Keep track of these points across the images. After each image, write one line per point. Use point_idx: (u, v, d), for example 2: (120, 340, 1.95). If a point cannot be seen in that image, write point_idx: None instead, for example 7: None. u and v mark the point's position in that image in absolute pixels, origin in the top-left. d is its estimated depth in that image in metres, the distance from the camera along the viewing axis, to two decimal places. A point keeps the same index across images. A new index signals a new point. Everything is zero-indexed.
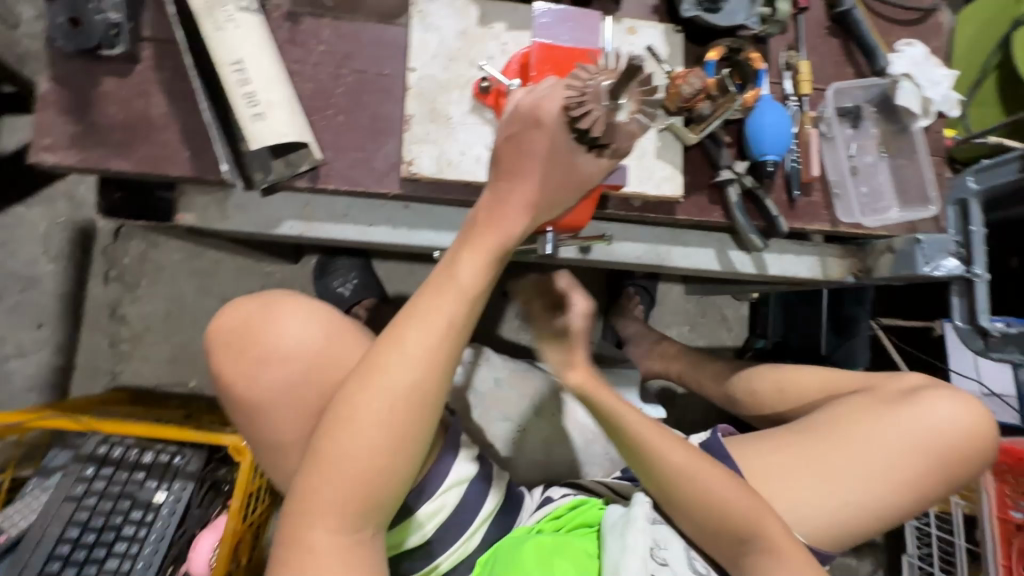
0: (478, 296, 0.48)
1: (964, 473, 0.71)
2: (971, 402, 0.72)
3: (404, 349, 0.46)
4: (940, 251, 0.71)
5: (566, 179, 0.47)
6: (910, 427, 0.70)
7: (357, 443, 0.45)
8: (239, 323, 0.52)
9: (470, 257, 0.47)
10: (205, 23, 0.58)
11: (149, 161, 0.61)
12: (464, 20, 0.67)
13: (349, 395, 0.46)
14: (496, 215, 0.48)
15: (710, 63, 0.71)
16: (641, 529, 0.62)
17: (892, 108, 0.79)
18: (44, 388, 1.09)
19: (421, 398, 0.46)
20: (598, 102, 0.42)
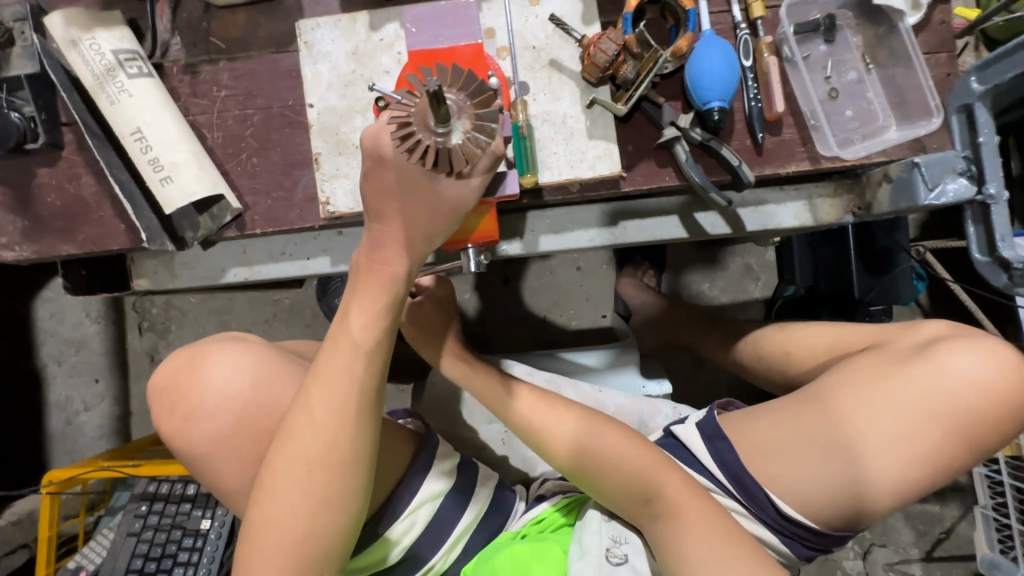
0: (375, 347, 0.48)
1: (1000, 435, 0.62)
2: (999, 349, 0.63)
3: (308, 412, 0.46)
4: (945, 171, 0.59)
5: (434, 208, 0.46)
6: (925, 388, 0.62)
7: (274, 509, 0.46)
8: (178, 383, 0.54)
9: (361, 310, 0.48)
10: (101, 99, 0.59)
11: (91, 240, 0.65)
12: (351, 39, 0.64)
13: (271, 460, 0.47)
14: (376, 261, 0.48)
15: (625, 16, 0.62)
16: (595, 531, 0.64)
17: (873, 8, 0.67)
18: (111, 433, 1.24)
19: (339, 455, 0.46)
20: (421, 133, 0.41)
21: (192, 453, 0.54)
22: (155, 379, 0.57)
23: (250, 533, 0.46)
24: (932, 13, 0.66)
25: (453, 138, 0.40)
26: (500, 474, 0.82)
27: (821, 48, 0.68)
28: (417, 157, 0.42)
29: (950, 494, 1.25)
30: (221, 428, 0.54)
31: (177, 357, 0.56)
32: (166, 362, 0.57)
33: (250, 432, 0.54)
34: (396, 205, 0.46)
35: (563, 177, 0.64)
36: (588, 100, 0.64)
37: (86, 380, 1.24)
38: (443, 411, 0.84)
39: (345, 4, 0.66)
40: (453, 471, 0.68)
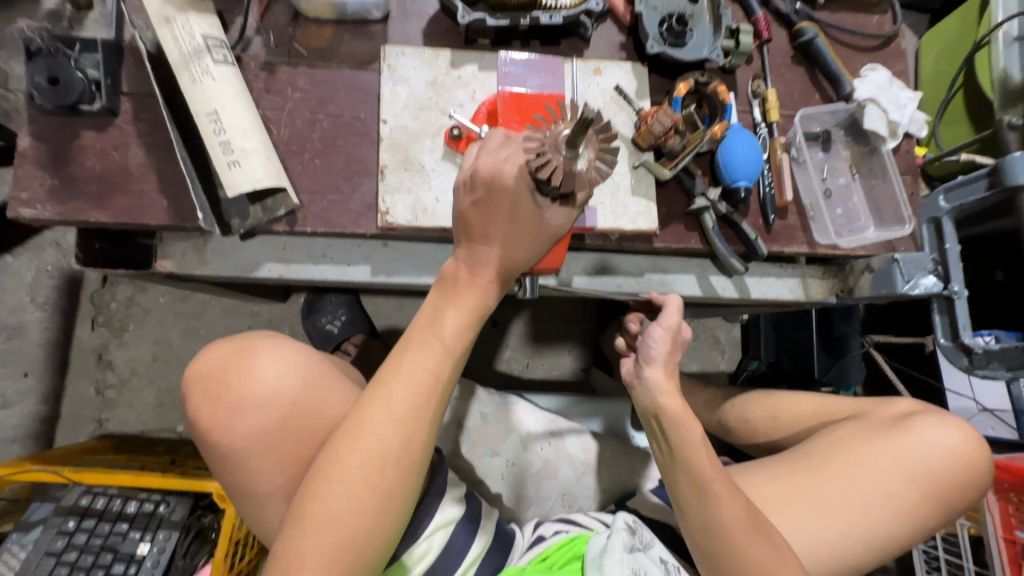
0: (460, 351, 0.50)
1: (956, 504, 0.71)
2: (962, 426, 0.73)
3: (388, 402, 0.46)
4: (918, 269, 0.71)
5: (539, 233, 0.52)
6: (905, 452, 0.70)
7: (340, 503, 0.43)
8: (227, 372, 0.52)
9: (454, 314, 0.50)
10: (182, 76, 0.60)
11: (125, 211, 0.62)
12: (432, 71, 0.69)
13: (334, 451, 0.45)
14: (473, 274, 0.52)
15: (676, 98, 0.73)
16: (618, 560, 0.60)
17: (860, 130, 0.82)
18: (28, 439, 1.08)
19: (411, 455, 0.46)
20: (556, 150, 0.47)
21: (227, 448, 0.51)
22: (194, 370, 0.54)
23: (304, 527, 0.43)
24: (902, 143, 0.82)
25: (585, 157, 0.47)
26: (497, 510, 0.78)
27: (819, 154, 0.82)
28: (545, 173, 0.47)
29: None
30: (266, 423, 0.51)
31: (224, 348, 0.54)
32: (210, 352, 0.55)
33: (296, 427, 0.52)
34: (500, 224, 0.51)
35: (606, 226, 0.70)
36: (636, 161, 0.72)
37: (11, 373, 1.09)
38: (447, 439, 0.80)
39: (427, 41, 0.72)
40: (464, 499, 0.67)
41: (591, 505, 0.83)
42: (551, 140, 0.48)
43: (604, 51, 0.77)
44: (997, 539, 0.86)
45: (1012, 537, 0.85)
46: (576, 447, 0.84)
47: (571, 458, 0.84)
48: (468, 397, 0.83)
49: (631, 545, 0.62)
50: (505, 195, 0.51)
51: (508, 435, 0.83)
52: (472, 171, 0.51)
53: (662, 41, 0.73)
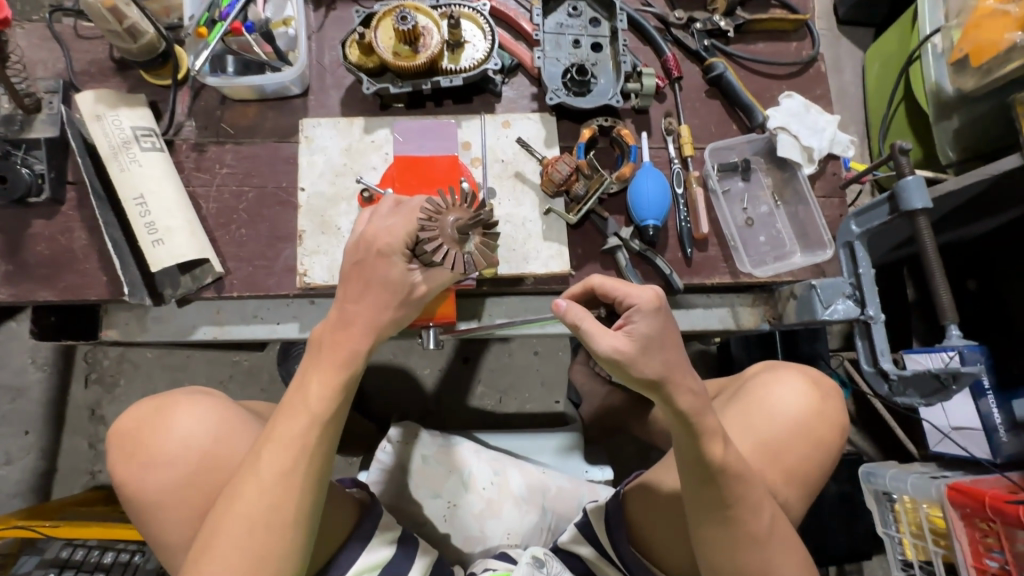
0: (329, 416, 0.54)
1: (819, 458, 0.69)
2: (809, 384, 0.70)
3: (260, 471, 0.51)
4: (836, 293, 0.70)
5: (402, 295, 0.55)
6: (748, 424, 0.67)
7: (216, 565, 0.49)
8: (141, 432, 0.59)
9: (320, 380, 0.54)
10: (112, 166, 0.66)
11: (70, 289, 0.68)
12: (347, 138, 0.74)
13: (216, 516, 0.51)
14: (339, 338, 0.54)
15: (579, 145, 0.76)
16: None
17: (779, 157, 0.83)
18: (29, 492, 1.16)
19: (281, 517, 0.51)
20: (444, 233, 0.52)
21: (141, 505, 0.57)
22: (117, 426, 0.61)
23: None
24: (825, 166, 0.82)
25: (473, 243, 0.53)
26: (440, 551, 0.81)
27: (739, 183, 0.83)
28: (431, 248, 0.51)
29: None
30: (172, 481, 0.57)
31: (142, 407, 0.60)
32: (132, 411, 0.61)
33: (199, 486, 0.57)
34: (369, 296, 0.54)
35: (519, 271, 0.73)
36: (545, 207, 0.75)
37: (14, 431, 1.18)
38: (390, 485, 0.84)
39: (344, 109, 0.77)
40: (397, 541, 0.69)
41: (537, 541, 0.84)
42: (441, 220, 0.53)
43: (516, 103, 0.81)
44: (967, 568, 0.82)
45: (982, 567, 0.80)
46: (519, 484, 0.85)
47: (514, 495, 0.84)
48: (409, 439, 0.85)
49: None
50: (379, 262, 0.54)
51: (450, 476, 0.84)
52: (355, 238, 0.55)
53: (565, 90, 0.76)
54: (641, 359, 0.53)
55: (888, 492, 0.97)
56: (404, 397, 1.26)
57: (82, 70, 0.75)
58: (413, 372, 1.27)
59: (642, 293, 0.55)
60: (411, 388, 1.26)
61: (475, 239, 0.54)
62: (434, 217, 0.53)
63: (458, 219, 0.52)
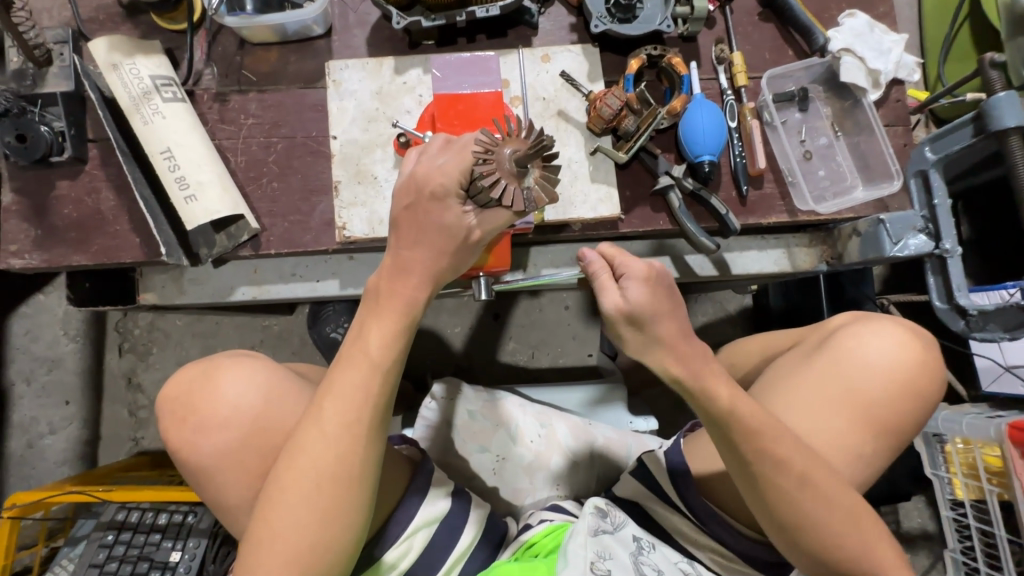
0: (389, 364, 0.52)
1: (917, 415, 0.65)
2: (907, 334, 0.66)
3: (324, 423, 0.50)
4: (907, 228, 0.66)
5: (452, 238, 0.52)
6: (838, 375, 0.64)
7: (286, 519, 0.48)
8: (192, 396, 0.57)
9: (378, 329, 0.52)
10: (135, 118, 0.62)
11: (103, 252, 0.66)
12: (377, 80, 0.69)
13: (279, 472, 0.49)
14: (398, 284, 0.53)
15: (628, 76, 0.70)
16: (581, 544, 0.63)
17: (840, 84, 0.77)
18: (75, 460, 1.18)
19: (346, 469, 0.49)
20: (502, 165, 0.47)
21: (198, 467, 0.56)
22: (165, 392, 0.59)
23: (252, 547, 0.48)
24: (889, 92, 0.76)
25: (532, 179, 0.48)
26: (491, 504, 0.80)
27: (796, 115, 0.77)
28: (488, 183, 0.47)
29: (922, 544, 1.25)
30: (229, 442, 0.56)
31: (190, 371, 0.59)
32: (179, 374, 0.59)
33: (257, 446, 0.56)
34: (425, 240, 0.52)
35: (567, 216, 0.69)
36: (592, 147, 0.70)
37: (54, 402, 1.19)
38: (437, 440, 0.82)
39: (372, 50, 0.72)
40: (450, 495, 0.68)
41: (585, 492, 0.83)
42: (497, 151, 0.48)
43: (553, 35, 0.75)
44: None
45: None
46: (566, 436, 0.84)
47: (561, 448, 0.84)
48: (453, 395, 0.85)
49: (595, 529, 0.65)
50: (433, 206, 0.51)
51: (497, 430, 0.84)
52: (405, 178, 0.52)
53: (609, 17, 0.70)
54: (630, 327, 0.54)
55: (938, 433, 0.95)
56: (437, 356, 1.25)
57: (90, 18, 0.69)
58: (443, 332, 1.25)
59: (637, 264, 0.54)
60: (443, 347, 1.25)
61: (534, 174, 0.49)
62: (490, 150, 0.48)
63: (515, 151, 0.48)
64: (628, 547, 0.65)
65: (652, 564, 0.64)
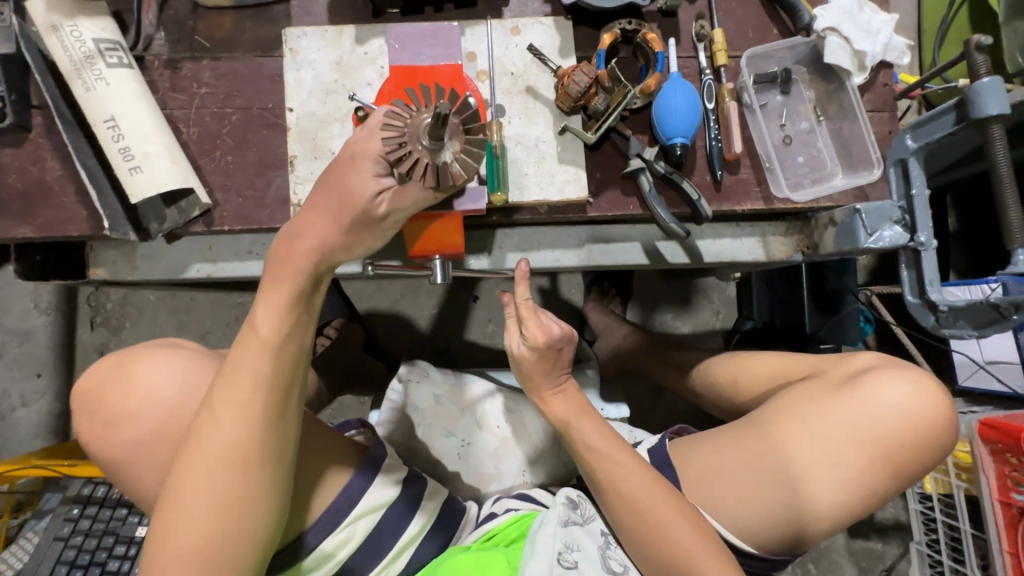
0: (282, 343, 0.52)
1: (921, 464, 0.64)
2: (925, 382, 0.65)
3: (217, 410, 0.50)
4: (883, 219, 0.64)
5: (346, 206, 0.49)
6: (853, 414, 0.64)
7: (189, 502, 0.49)
8: (98, 393, 0.55)
9: (268, 311, 0.51)
10: (76, 85, 0.59)
11: (49, 225, 0.64)
12: (336, 51, 0.66)
13: (182, 455, 0.50)
14: (283, 260, 0.51)
15: (600, 52, 0.66)
16: (551, 533, 0.62)
17: (824, 66, 0.73)
18: (48, 432, 1.18)
19: (246, 449, 0.50)
20: (415, 142, 0.43)
21: (112, 460, 0.55)
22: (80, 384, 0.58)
23: (154, 536, 0.49)
24: (876, 76, 0.72)
25: (448, 153, 0.44)
26: (453, 488, 0.80)
27: (778, 98, 0.74)
28: (399, 160, 0.44)
29: (893, 535, 1.25)
30: (142, 433, 0.54)
31: (102, 363, 0.57)
32: (95, 366, 0.57)
33: (163, 439, 0.54)
34: (311, 219, 0.50)
35: (533, 199, 0.67)
36: (560, 126, 0.67)
37: (26, 374, 1.18)
38: (400, 424, 0.82)
39: (333, 18, 0.68)
40: (402, 481, 0.67)
41: (551, 479, 0.83)
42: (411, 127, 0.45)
43: (525, 6, 0.71)
44: (992, 501, 0.82)
45: (1008, 500, 0.81)
46: (534, 424, 0.83)
47: (529, 435, 0.83)
48: (418, 378, 0.83)
49: (567, 519, 0.64)
50: (347, 167, 0.49)
51: (463, 414, 0.82)
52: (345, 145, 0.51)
53: None
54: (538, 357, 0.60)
55: None
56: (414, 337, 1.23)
57: None
58: (422, 313, 1.24)
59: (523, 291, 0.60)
60: (421, 328, 1.24)
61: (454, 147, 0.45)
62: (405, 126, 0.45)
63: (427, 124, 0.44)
64: (598, 537, 0.65)
65: (619, 559, 0.64)
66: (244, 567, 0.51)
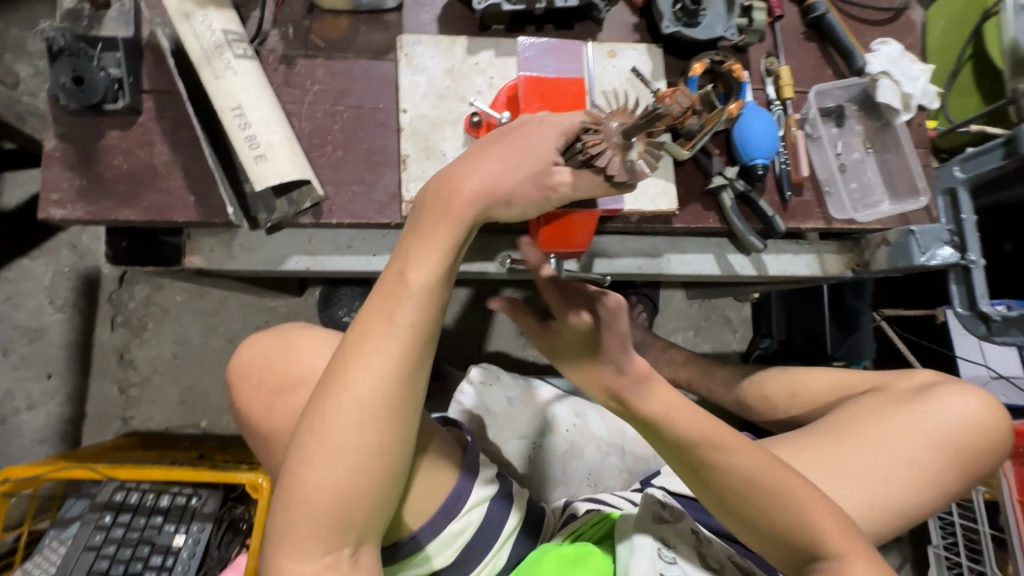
0: (431, 297, 0.49)
1: (981, 468, 0.72)
2: (983, 396, 0.73)
3: (360, 361, 0.47)
4: (935, 240, 0.72)
5: (526, 159, 0.50)
6: (926, 420, 0.71)
7: (326, 455, 0.46)
8: (266, 362, 0.60)
9: (421, 261, 0.49)
10: (205, 72, 0.60)
11: (154, 209, 0.62)
12: (449, 59, 0.69)
13: (319, 406, 0.47)
14: (442, 211, 0.50)
15: (692, 78, 0.73)
16: (648, 527, 0.64)
17: (873, 104, 0.82)
18: (55, 438, 1.10)
19: (389, 403, 0.47)
20: (609, 137, 0.46)
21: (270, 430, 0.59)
22: (240, 358, 0.62)
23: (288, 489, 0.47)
24: (914, 117, 0.82)
25: (639, 150, 0.46)
26: (525, 490, 0.80)
27: (833, 130, 0.83)
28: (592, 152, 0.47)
29: (896, 546, 1.32)
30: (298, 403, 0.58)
31: (265, 342, 0.61)
32: (256, 343, 0.62)
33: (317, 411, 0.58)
34: (481, 173, 0.50)
35: (628, 208, 0.71)
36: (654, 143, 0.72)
37: (35, 374, 1.11)
38: (472, 426, 0.82)
39: (442, 28, 0.72)
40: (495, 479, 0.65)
41: (615, 484, 0.85)
42: (606, 126, 0.48)
43: (617, 32, 0.77)
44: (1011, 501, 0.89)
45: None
46: (602, 429, 0.86)
47: (597, 441, 0.85)
48: (490, 381, 0.84)
49: (661, 515, 0.66)
50: (535, 131, 0.51)
51: (533, 417, 0.84)
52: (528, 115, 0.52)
53: (676, 21, 0.73)
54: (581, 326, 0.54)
55: None
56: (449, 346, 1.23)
57: None
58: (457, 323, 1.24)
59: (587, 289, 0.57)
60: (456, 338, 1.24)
61: (640, 148, 0.47)
62: (599, 125, 0.48)
63: (620, 125, 0.47)
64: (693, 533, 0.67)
65: (715, 555, 0.64)
66: (373, 524, 0.49)
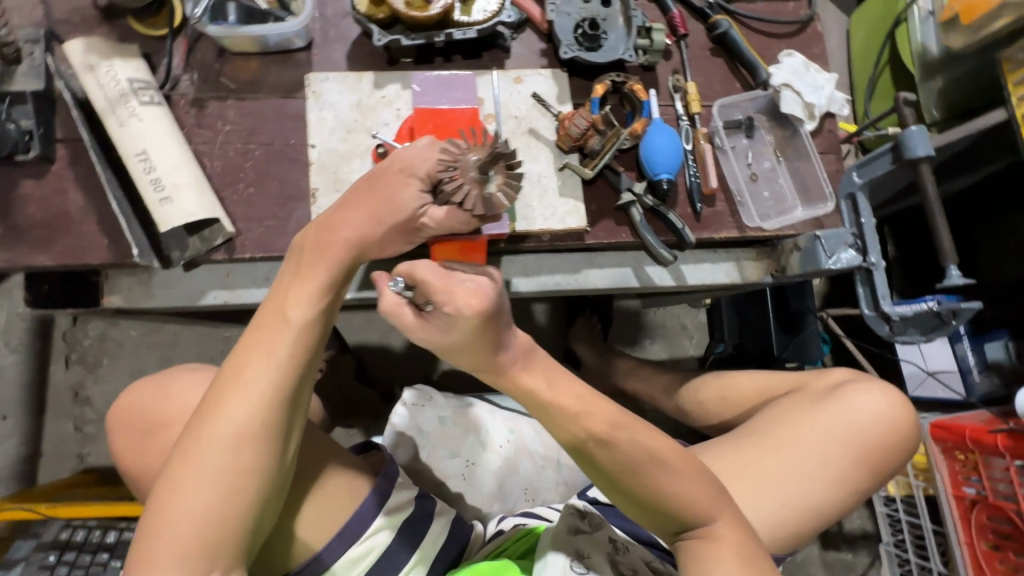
0: (308, 327, 0.54)
1: (893, 464, 0.74)
2: (893, 394, 0.75)
3: (239, 386, 0.51)
4: (839, 244, 0.74)
5: (391, 205, 0.54)
6: (837, 419, 0.73)
7: (197, 476, 0.49)
8: (151, 405, 0.63)
9: (297, 295, 0.54)
10: (110, 120, 0.62)
11: (68, 253, 0.65)
12: (356, 94, 0.72)
13: (196, 429, 0.50)
14: (313, 249, 0.55)
15: (594, 100, 0.75)
16: (562, 540, 0.65)
17: (781, 114, 0.85)
18: (12, 478, 1.11)
19: (263, 425, 0.51)
20: (465, 173, 0.49)
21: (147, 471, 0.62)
22: (123, 402, 0.65)
23: (157, 510, 0.48)
24: (823, 124, 0.85)
25: (495, 183, 0.48)
26: (458, 509, 0.81)
27: (744, 141, 0.85)
28: (451, 187, 0.49)
29: (863, 545, 1.32)
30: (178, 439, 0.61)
31: (144, 388, 0.65)
32: (137, 389, 0.65)
33: None
34: (348, 217, 0.55)
35: (537, 228, 0.73)
36: (560, 163, 0.75)
37: None
38: (405, 447, 0.83)
39: (351, 64, 0.75)
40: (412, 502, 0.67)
41: (553, 496, 0.87)
42: (464, 161, 0.50)
43: (525, 58, 0.80)
44: (947, 494, 0.99)
45: (960, 492, 0.98)
46: (536, 443, 0.88)
47: (531, 454, 0.87)
48: (422, 402, 0.85)
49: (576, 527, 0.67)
50: (396, 179, 0.54)
51: (467, 435, 0.85)
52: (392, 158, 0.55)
53: (576, 46, 0.76)
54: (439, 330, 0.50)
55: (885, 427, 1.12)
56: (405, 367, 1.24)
57: (62, 20, 0.70)
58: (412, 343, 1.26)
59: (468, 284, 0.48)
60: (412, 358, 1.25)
61: (498, 180, 0.49)
62: (457, 160, 0.50)
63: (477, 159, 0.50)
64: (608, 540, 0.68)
65: (628, 563, 0.66)
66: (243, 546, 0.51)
